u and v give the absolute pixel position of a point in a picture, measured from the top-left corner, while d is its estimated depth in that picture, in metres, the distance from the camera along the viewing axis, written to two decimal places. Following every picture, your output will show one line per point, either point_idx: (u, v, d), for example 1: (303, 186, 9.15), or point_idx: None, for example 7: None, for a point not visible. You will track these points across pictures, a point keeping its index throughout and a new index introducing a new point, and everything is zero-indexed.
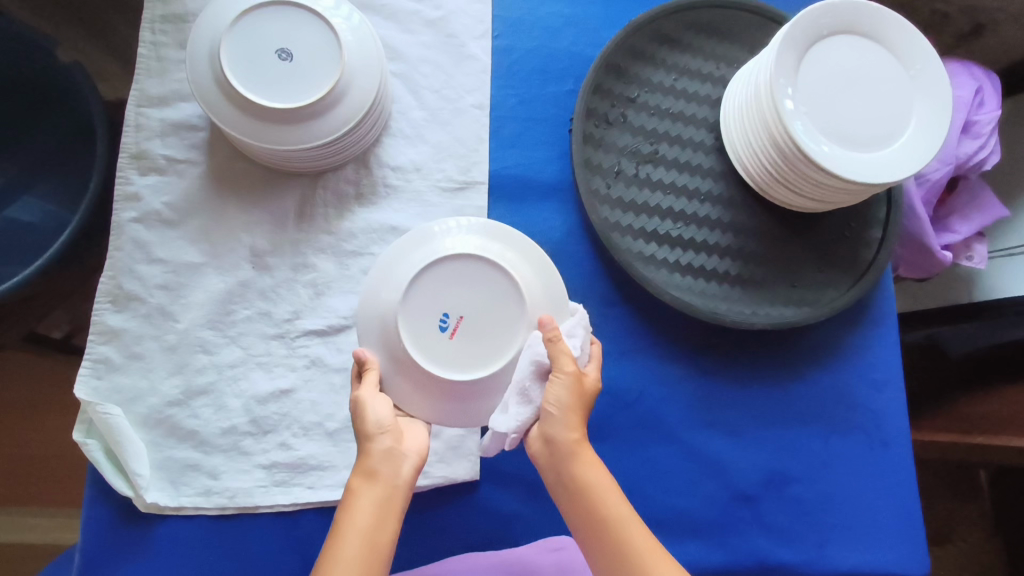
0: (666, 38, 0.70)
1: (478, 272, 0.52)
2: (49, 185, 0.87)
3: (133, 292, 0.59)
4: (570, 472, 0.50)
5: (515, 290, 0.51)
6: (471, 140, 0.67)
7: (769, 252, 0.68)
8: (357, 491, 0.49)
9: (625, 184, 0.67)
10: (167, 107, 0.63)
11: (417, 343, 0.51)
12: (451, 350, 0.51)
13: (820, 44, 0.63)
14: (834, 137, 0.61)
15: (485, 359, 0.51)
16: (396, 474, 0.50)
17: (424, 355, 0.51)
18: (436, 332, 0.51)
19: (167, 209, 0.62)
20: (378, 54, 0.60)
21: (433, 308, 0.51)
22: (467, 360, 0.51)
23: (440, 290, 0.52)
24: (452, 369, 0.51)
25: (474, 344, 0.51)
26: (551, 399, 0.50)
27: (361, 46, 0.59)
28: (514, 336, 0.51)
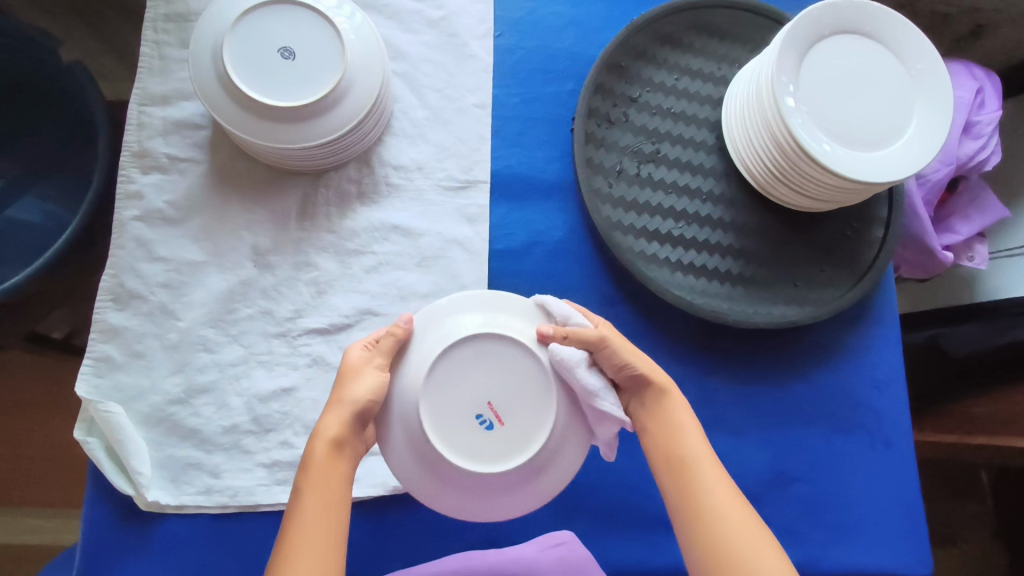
0: (667, 38, 0.71)
1: (470, 356, 0.51)
2: (48, 184, 0.87)
3: (135, 290, 0.59)
4: (660, 413, 0.54)
5: (514, 339, 0.51)
6: (473, 139, 0.67)
7: (772, 252, 0.68)
8: (321, 461, 0.48)
9: (626, 184, 0.67)
10: (169, 106, 0.63)
11: (473, 457, 0.50)
12: (509, 438, 0.50)
13: (822, 44, 0.63)
14: (835, 136, 0.61)
15: (539, 421, 0.50)
16: (356, 449, 0.51)
17: (487, 462, 0.50)
18: (487, 436, 0.50)
19: (169, 208, 0.62)
20: (381, 53, 0.60)
21: (461, 421, 0.50)
22: (525, 437, 0.50)
23: (453, 401, 0.50)
24: (519, 453, 0.50)
25: (523, 415, 0.51)
26: (618, 360, 0.53)
27: (364, 45, 0.59)
28: (537, 379, 0.51)
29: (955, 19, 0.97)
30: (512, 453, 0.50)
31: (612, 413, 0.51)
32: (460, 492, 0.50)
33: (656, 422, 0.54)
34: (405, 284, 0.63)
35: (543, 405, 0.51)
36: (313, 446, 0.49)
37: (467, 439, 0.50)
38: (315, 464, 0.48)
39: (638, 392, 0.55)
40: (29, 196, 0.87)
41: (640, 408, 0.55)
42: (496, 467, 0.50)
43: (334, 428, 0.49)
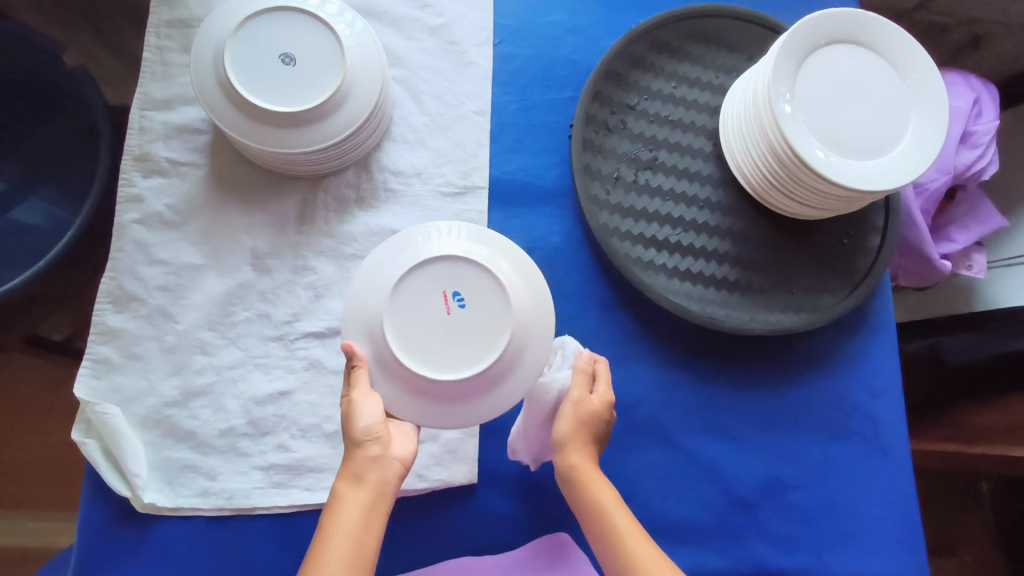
0: (666, 45, 0.72)
1: (399, 328, 0.51)
2: (52, 187, 0.88)
3: (135, 292, 0.59)
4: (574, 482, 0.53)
5: (393, 284, 0.51)
6: (471, 145, 0.67)
7: (768, 259, 0.69)
8: (346, 496, 0.50)
9: (624, 190, 0.68)
10: (171, 111, 0.63)
11: (493, 308, 0.52)
12: (478, 292, 0.52)
13: (817, 53, 0.64)
14: (832, 145, 0.62)
15: (467, 269, 0.52)
16: (388, 482, 0.51)
17: (499, 322, 0.51)
18: (470, 298, 0.52)
19: (169, 211, 0.61)
20: (380, 59, 0.61)
21: (462, 348, 0.51)
22: (456, 274, 0.52)
23: (448, 353, 0.51)
24: (469, 272, 0.52)
25: (454, 274, 0.52)
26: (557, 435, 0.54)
27: (364, 51, 0.60)
28: (423, 268, 0.52)
29: (953, 29, 0.98)
30: (494, 297, 0.52)
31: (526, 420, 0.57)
32: (521, 350, 0.52)
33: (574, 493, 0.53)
34: None
35: (446, 263, 0.52)
36: (336, 481, 0.50)
37: (479, 342, 0.51)
38: (339, 499, 0.50)
39: (559, 468, 0.55)
40: (34, 200, 0.87)
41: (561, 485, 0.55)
42: (496, 289, 0.52)
43: (353, 463, 0.50)
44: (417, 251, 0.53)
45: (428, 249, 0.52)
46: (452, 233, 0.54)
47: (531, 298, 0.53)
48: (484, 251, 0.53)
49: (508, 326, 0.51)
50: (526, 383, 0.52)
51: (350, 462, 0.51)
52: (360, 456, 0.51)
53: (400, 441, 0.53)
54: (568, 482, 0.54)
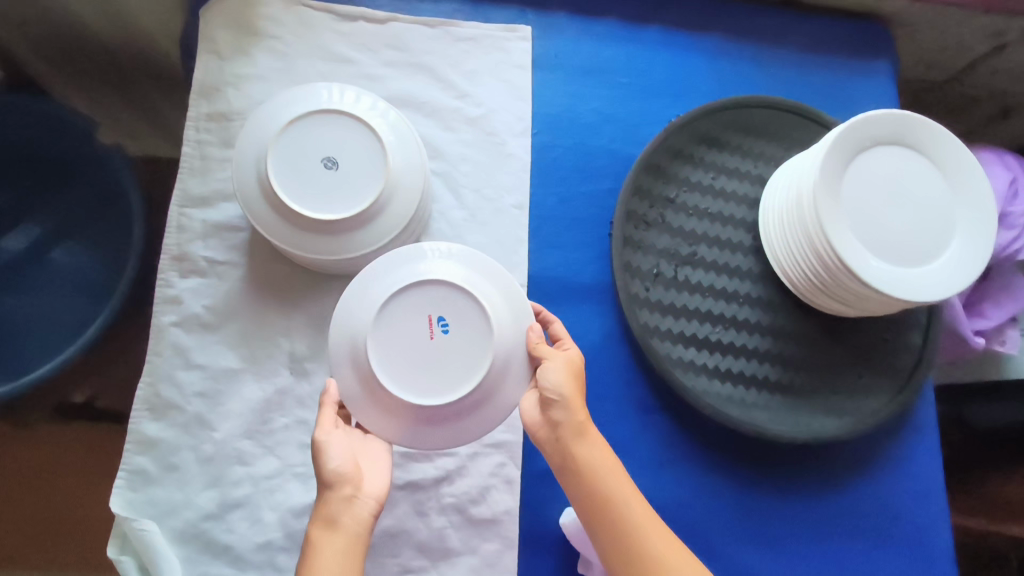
0: (707, 136, 0.71)
1: (381, 344, 0.52)
2: (72, 264, 0.86)
3: (172, 400, 0.58)
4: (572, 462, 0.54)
5: (382, 302, 0.52)
6: (510, 241, 0.66)
7: (809, 358, 0.68)
8: (318, 544, 0.50)
9: (664, 287, 0.67)
10: (210, 208, 0.62)
11: (476, 335, 0.52)
12: (462, 320, 0.52)
13: (864, 155, 0.63)
14: (878, 252, 0.61)
15: (455, 296, 0.52)
16: (363, 521, 0.51)
17: (479, 355, 0.52)
18: (454, 324, 0.52)
19: (207, 312, 0.60)
20: (420, 155, 0.61)
21: (438, 374, 0.52)
22: (440, 297, 0.53)
23: (430, 379, 0.52)
24: (453, 296, 0.52)
25: (440, 299, 0.53)
26: (549, 386, 0.54)
27: (405, 149, 0.59)
28: (414, 288, 0.52)
29: (984, 101, 0.98)
30: (479, 330, 0.52)
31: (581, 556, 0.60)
32: (503, 375, 0.53)
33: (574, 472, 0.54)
34: None
35: (431, 288, 0.53)
36: (313, 526, 0.50)
37: (457, 370, 0.52)
38: (311, 548, 0.50)
39: (552, 430, 0.54)
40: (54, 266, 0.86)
41: (556, 444, 0.54)
42: (478, 315, 0.52)
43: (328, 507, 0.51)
44: (406, 271, 0.53)
45: (422, 272, 0.53)
46: (441, 257, 0.55)
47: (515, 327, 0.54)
48: (475, 281, 0.54)
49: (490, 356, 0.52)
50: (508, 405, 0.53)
51: (327, 505, 0.51)
52: (331, 502, 0.51)
53: (374, 477, 0.53)
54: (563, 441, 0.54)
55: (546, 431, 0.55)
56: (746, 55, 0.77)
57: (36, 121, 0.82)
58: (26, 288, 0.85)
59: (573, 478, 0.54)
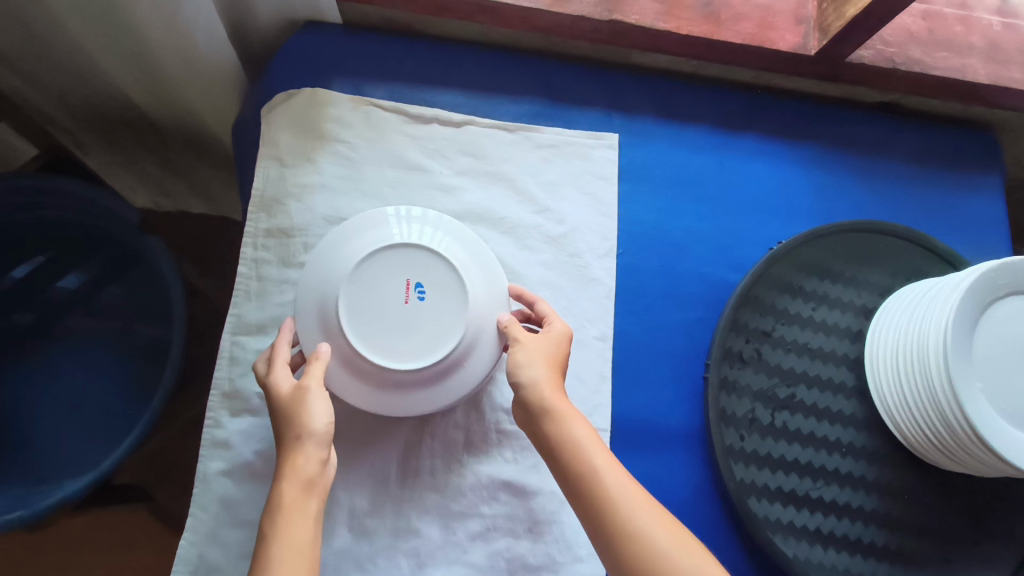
0: (807, 261, 0.65)
1: (357, 279, 0.51)
2: (96, 346, 0.77)
3: (216, 563, 0.51)
4: (584, 486, 0.46)
5: (369, 251, 0.51)
6: (593, 379, 0.60)
7: (921, 520, 0.60)
8: (293, 506, 0.44)
9: (760, 435, 0.60)
10: (265, 336, 0.57)
11: (451, 302, 0.52)
12: (438, 285, 0.52)
13: (993, 306, 0.57)
14: (1011, 418, 0.55)
15: (449, 276, 0.52)
16: (326, 485, 0.47)
17: (441, 340, 0.51)
18: (430, 289, 0.52)
19: (258, 459, 0.54)
20: (500, 279, 0.56)
21: (395, 336, 0.50)
22: (416, 263, 0.52)
23: (403, 342, 0.50)
24: (428, 265, 0.52)
25: (416, 264, 0.52)
26: (521, 365, 0.51)
27: (486, 277, 0.54)
28: (416, 249, 0.52)
29: None
30: (456, 301, 0.52)
31: None
32: (473, 344, 0.52)
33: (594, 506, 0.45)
34: (515, 554, 0.55)
35: (409, 253, 0.52)
36: (284, 487, 0.44)
37: (412, 342, 0.51)
38: (282, 506, 0.44)
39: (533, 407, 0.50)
40: (75, 355, 0.77)
41: (534, 423, 0.50)
42: (454, 284, 0.52)
43: (305, 468, 0.46)
44: (384, 234, 0.53)
45: (403, 236, 0.53)
46: (419, 222, 0.55)
47: (488, 296, 0.54)
48: (461, 257, 0.54)
49: (462, 322, 0.51)
50: (474, 370, 0.53)
51: (298, 465, 0.45)
52: (306, 462, 0.46)
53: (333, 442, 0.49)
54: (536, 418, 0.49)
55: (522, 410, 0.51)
56: (847, 167, 0.70)
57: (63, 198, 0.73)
58: (38, 379, 0.75)
59: (590, 512, 0.45)
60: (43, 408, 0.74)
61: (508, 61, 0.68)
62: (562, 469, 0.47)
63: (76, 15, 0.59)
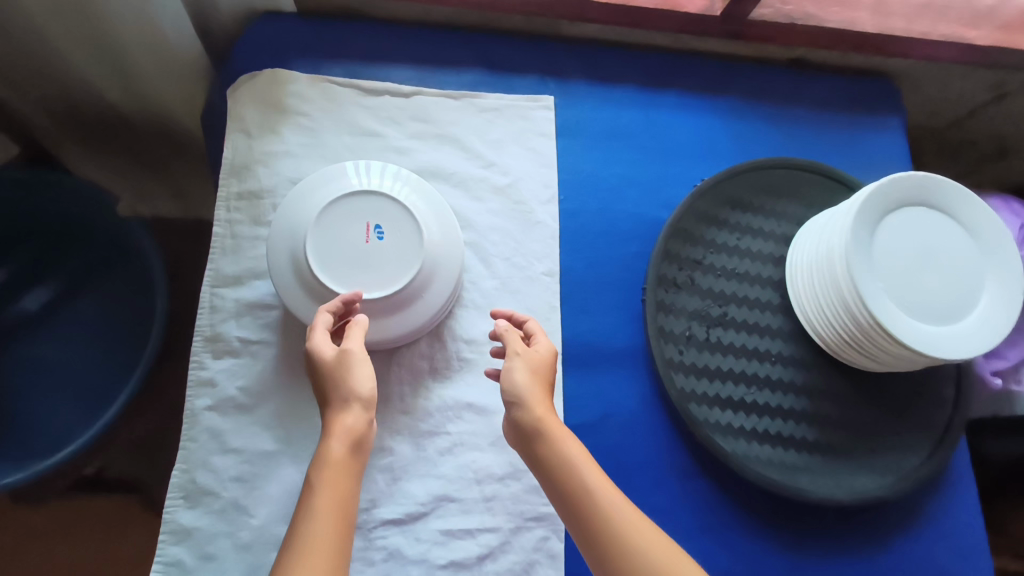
0: (730, 197, 0.72)
1: (322, 225, 0.57)
2: (86, 328, 0.82)
3: (207, 486, 0.56)
4: (597, 533, 0.46)
5: (331, 199, 0.57)
6: (542, 309, 0.66)
7: (845, 415, 0.67)
8: (339, 462, 0.46)
9: (697, 349, 0.67)
10: (242, 287, 0.62)
11: (409, 240, 0.58)
12: (395, 226, 0.58)
13: (890, 216, 0.64)
14: (913, 312, 0.62)
15: (405, 217, 0.58)
16: (367, 448, 0.49)
17: (402, 273, 0.57)
18: (388, 229, 0.58)
19: (241, 394, 0.59)
20: (452, 220, 0.62)
21: (360, 272, 0.56)
22: (375, 210, 0.58)
23: (367, 277, 0.56)
24: (387, 211, 0.58)
25: (375, 209, 0.58)
26: (510, 385, 0.53)
27: (440, 219, 0.61)
28: (374, 196, 0.58)
29: (982, 144, 1.04)
30: (413, 239, 0.58)
31: None
32: (429, 278, 0.59)
33: (613, 554, 0.45)
34: (481, 466, 0.61)
35: (367, 200, 0.58)
36: (329, 443, 0.47)
37: (375, 276, 0.57)
38: (333, 459, 0.46)
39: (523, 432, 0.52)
40: (64, 338, 0.82)
41: (525, 444, 0.52)
42: (410, 225, 0.58)
43: (352, 426, 0.48)
44: (345, 185, 0.59)
45: (362, 185, 0.59)
46: (376, 173, 0.61)
47: (441, 235, 0.60)
48: (416, 201, 0.60)
49: (420, 256, 0.58)
50: (434, 302, 0.59)
51: (344, 423, 0.48)
52: (354, 420, 0.48)
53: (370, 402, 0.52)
54: (527, 438, 0.52)
55: (513, 432, 0.53)
56: (762, 115, 0.78)
57: (46, 190, 0.79)
58: (32, 363, 0.80)
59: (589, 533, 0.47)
60: (35, 391, 0.79)
61: (451, 37, 0.76)
62: (573, 513, 0.48)
63: (54, 12, 0.65)
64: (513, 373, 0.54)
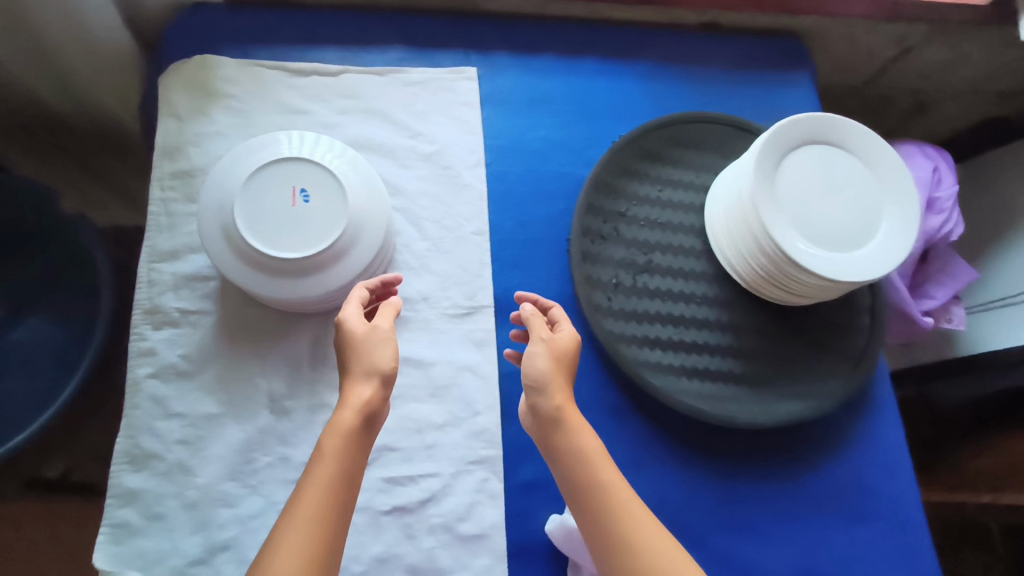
0: (649, 152, 0.76)
1: (249, 192, 0.59)
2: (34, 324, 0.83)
3: (152, 450, 0.58)
4: (613, 535, 0.47)
5: (256, 167, 0.60)
6: (473, 265, 0.69)
7: (768, 347, 0.71)
8: (349, 437, 0.46)
9: (624, 295, 0.70)
10: (180, 261, 0.65)
11: (333, 202, 0.60)
12: (320, 188, 0.61)
13: (792, 155, 0.68)
14: (818, 242, 0.66)
15: (329, 180, 0.61)
16: (377, 423, 0.49)
17: (328, 232, 0.60)
18: (313, 192, 0.60)
19: (182, 361, 0.62)
20: (377, 182, 0.65)
21: (288, 234, 0.59)
22: (301, 176, 0.61)
23: (295, 238, 0.59)
24: (312, 175, 0.61)
25: (299, 174, 0.61)
26: (532, 368, 0.53)
27: (365, 181, 0.64)
28: (298, 162, 0.61)
29: (899, 99, 1.10)
30: (337, 200, 0.60)
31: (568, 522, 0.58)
32: (355, 236, 0.61)
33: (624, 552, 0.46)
34: (421, 415, 0.63)
35: (292, 166, 0.61)
36: (340, 412, 0.47)
37: (302, 237, 0.59)
38: (344, 430, 0.46)
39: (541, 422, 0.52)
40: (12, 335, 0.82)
41: (541, 433, 0.52)
42: (335, 187, 0.61)
43: (362, 400, 0.48)
44: (269, 153, 0.61)
45: (286, 152, 0.61)
46: (300, 141, 0.63)
47: (366, 195, 0.63)
48: (340, 166, 0.63)
49: (345, 216, 0.60)
50: (361, 258, 0.62)
51: (352, 395, 0.48)
52: (359, 394, 0.48)
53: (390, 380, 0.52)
54: (544, 426, 0.51)
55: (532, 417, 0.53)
56: (677, 75, 0.83)
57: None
58: None
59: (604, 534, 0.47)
60: None
61: (374, 18, 0.79)
62: (588, 511, 0.48)
63: None
64: (537, 357, 0.53)
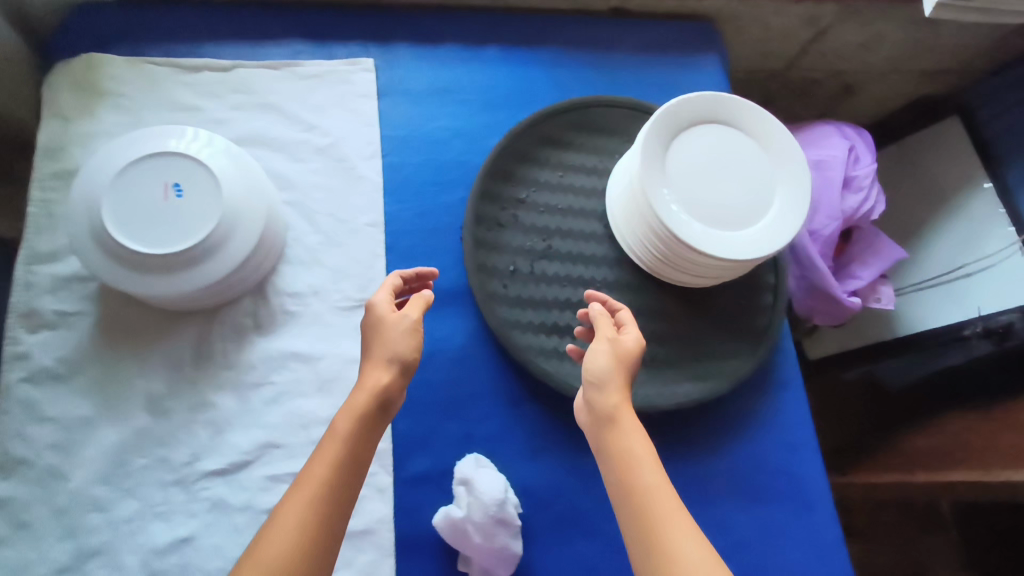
0: (549, 138, 0.76)
1: (117, 188, 0.58)
2: None
3: (21, 456, 0.57)
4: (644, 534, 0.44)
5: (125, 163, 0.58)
6: (366, 257, 0.69)
7: (669, 329, 0.71)
8: (357, 425, 0.47)
9: (521, 282, 0.70)
10: (58, 262, 0.63)
11: (208, 193, 0.59)
12: (193, 181, 0.59)
13: (682, 135, 0.68)
14: (709, 221, 0.65)
15: (202, 172, 0.59)
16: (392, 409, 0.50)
17: (201, 224, 0.58)
18: (186, 185, 0.59)
19: (58, 363, 0.60)
20: (258, 173, 0.64)
21: (159, 229, 0.58)
22: (173, 169, 0.59)
23: (167, 232, 0.58)
24: (185, 168, 0.59)
25: (171, 167, 0.59)
26: (591, 365, 0.52)
27: (244, 172, 0.63)
28: (169, 155, 0.59)
29: (825, 82, 1.11)
30: (211, 192, 0.59)
31: (456, 513, 0.58)
32: (233, 228, 0.60)
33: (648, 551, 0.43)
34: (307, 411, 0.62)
35: (163, 160, 0.59)
36: (352, 393, 0.48)
37: (174, 231, 0.58)
38: (357, 411, 0.47)
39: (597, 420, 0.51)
40: None
41: (595, 430, 0.51)
42: (209, 179, 0.59)
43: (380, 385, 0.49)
44: (140, 148, 0.60)
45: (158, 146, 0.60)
46: (173, 134, 0.61)
47: (244, 186, 0.62)
48: (216, 156, 0.61)
49: (220, 207, 0.59)
50: (240, 250, 0.61)
51: (367, 380, 0.49)
52: (374, 379, 0.49)
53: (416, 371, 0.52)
54: (599, 422, 0.50)
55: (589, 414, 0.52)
56: (582, 62, 0.82)
57: None
58: None
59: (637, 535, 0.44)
60: None
61: (271, 12, 0.78)
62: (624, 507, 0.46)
63: None
64: (601, 351, 0.53)
